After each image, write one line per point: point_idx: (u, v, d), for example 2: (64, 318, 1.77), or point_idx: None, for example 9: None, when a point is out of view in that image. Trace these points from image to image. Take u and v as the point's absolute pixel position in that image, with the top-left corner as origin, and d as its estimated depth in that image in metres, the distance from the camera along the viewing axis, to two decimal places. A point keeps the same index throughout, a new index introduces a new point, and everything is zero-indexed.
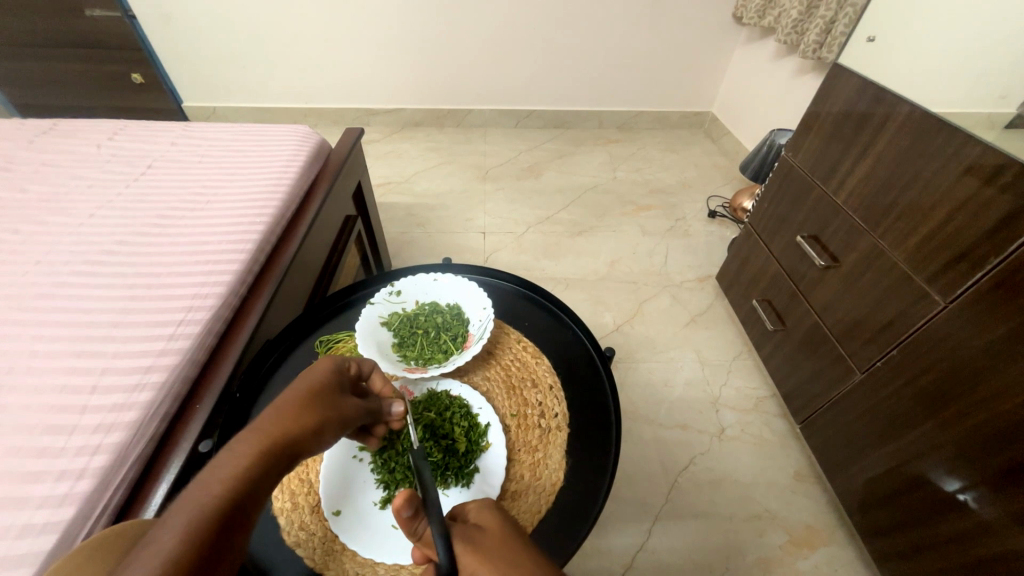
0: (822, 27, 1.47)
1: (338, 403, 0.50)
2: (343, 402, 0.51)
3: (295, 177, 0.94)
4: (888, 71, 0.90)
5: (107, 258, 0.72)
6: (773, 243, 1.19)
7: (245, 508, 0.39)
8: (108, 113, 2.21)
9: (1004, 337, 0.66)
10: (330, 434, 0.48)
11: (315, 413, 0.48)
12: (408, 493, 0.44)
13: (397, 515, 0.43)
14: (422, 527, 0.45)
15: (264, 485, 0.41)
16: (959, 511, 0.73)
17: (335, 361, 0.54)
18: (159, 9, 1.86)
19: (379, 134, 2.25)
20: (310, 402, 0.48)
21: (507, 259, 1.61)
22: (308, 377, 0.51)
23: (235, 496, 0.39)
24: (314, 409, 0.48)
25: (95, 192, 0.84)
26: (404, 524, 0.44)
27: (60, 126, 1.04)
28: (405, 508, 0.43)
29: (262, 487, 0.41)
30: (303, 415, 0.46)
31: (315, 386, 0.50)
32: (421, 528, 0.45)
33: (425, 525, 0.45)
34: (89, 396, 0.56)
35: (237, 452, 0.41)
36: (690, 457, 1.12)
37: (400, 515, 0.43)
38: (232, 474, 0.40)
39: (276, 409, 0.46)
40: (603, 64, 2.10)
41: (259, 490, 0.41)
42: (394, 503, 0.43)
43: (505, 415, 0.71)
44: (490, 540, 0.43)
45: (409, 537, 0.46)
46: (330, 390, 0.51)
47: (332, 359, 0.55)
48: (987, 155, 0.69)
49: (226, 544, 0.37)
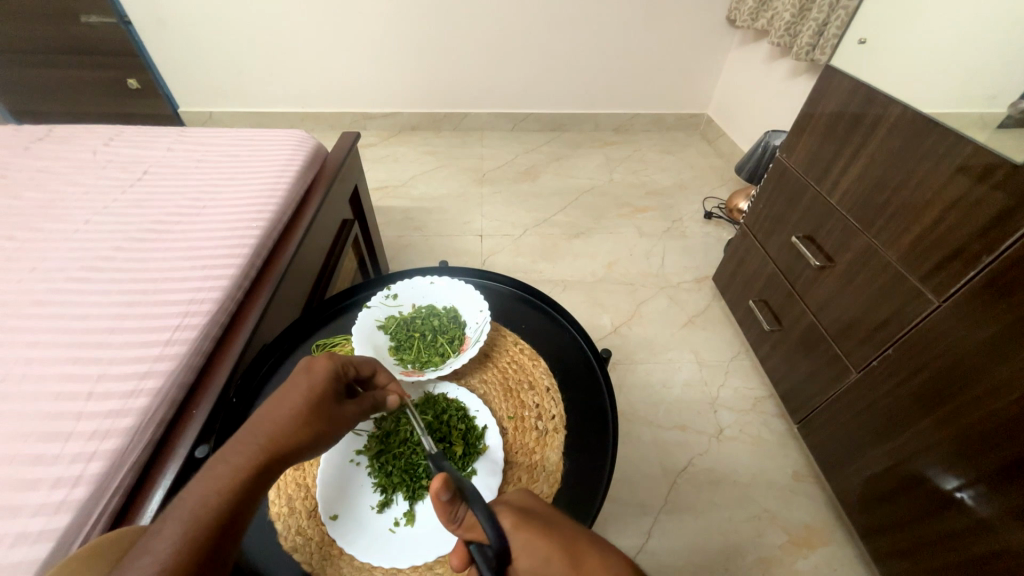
0: (815, 30, 1.48)
1: (336, 413, 0.51)
2: (341, 411, 0.51)
3: (291, 181, 0.95)
4: (879, 72, 0.91)
5: (104, 263, 0.72)
6: (768, 244, 1.20)
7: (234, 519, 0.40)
8: (103, 119, 2.20)
9: (998, 335, 0.66)
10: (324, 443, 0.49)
11: (312, 425, 0.48)
12: (445, 475, 0.43)
13: (436, 500, 0.43)
14: (462, 512, 0.43)
15: (255, 495, 0.42)
16: (957, 509, 0.73)
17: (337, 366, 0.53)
18: (156, 15, 1.87)
19: (376, 138, 2.26)
20: (305, 411, 0.48)
21: (505, 262, 1.61)
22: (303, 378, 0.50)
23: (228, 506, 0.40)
24: (312, 420, 0.48)
25: (92, 197, 0.84)
26: (442, 510, 0.43)
27: (55, 132, 1.04)
28: (442, 491, 0.42)
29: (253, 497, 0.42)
30: (299, 427, 0.47)
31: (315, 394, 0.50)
32: (461, 514, 0.43)
33: (465, 511, 0.43)
34: (85, 402, 0.56)
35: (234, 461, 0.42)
36: (690, 458, 1.12)
37: (438, 499, 0.42)
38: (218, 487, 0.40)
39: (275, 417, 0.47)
40: (598, 67, 2.11)
41: (252, 498, 0.42)
42: (432, 486, 0.43)
43: (502, 418, 0.71)
44: (539, 518, 0.42)
45: (450, 526, 0.44)
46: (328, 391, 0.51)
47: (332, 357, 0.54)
48: (979, 154, 0.69)
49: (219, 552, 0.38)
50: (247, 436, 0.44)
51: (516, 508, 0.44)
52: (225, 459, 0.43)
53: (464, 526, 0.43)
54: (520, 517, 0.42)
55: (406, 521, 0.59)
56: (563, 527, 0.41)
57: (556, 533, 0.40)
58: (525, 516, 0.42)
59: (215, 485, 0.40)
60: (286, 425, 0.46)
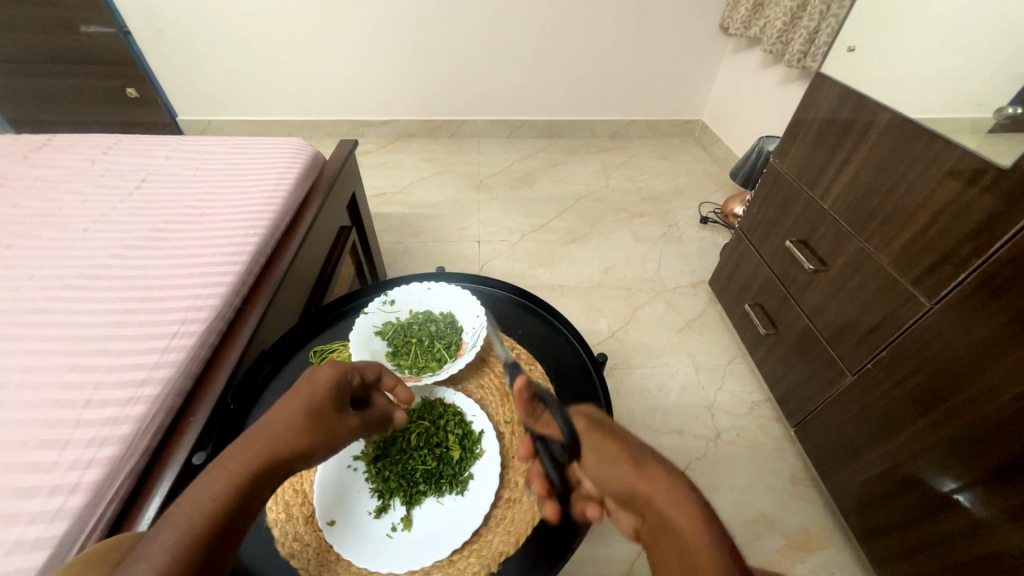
0: (806, 37, 1.51)
1: (338, 422, 0.51)
2: (343, 420, 0.52)
3: (289, 189, 0.95)
4: (868, 78, 0.93)
5: (102, 271, 0.72)
6: (763, 248, 1.21)
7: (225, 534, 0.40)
8: (101, 128, 2.21)
9: (990, 336, 0.67)
10: (323, 452, 0.50)
11: (314, 434, 0.48)
12: (527, 380, 0.55)
13: (519, 398, 0.55)
14: (539, 410, 0.56)
15: (252, 501, 0.43)
16: (954, 509, 0.73)
17: (340, 373, 0.54)
18: (155, 25, 1.89)
19: (374, 146, 2.27)
20: (307, 420, 0.48)
21: (502, 267, 1.62)
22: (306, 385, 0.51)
23: (227, 511, 0.40)
24: (314, 430, 0.48)
25: (91, 205, 0.85)
26: (524, 405, 0.56)
27: (55, 141, 1.05)
28: (523, 391, 0.54)
29: (245, 511, 0.42)
30: (301, 436, 0.47)
31: (317, 403, 0.50)
32: (538, 411, 0.56)
33: (541, 410, 0.56)
34: (82, 410, 0.56)
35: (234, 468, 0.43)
36: (687, 463, 1.12)
37: (520, 396, 0.55)
38: (207, 504, 0.40)
39: (275, 427, 0.47)
40: (594, 74, 2.14)
41: (250, 504, 0.42)
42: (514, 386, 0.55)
43: (499, 422, 0.71)
44: (608, 429, 0.49)
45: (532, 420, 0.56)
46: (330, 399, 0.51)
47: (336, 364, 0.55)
48: (967, 159, 0.71)
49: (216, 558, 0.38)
50: (246, 445, 0.45)
51: (592, 418, 0.51)
52: (225, 464, 0.43)
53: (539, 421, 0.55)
54: (591, 424, 0.50)
55: (404, 526, 0.59)
56: (629, 441, 0.47)
57: (623, 444, 0.46)
58: (599, 426, 0.50)
59: (208, 498, 0.40)
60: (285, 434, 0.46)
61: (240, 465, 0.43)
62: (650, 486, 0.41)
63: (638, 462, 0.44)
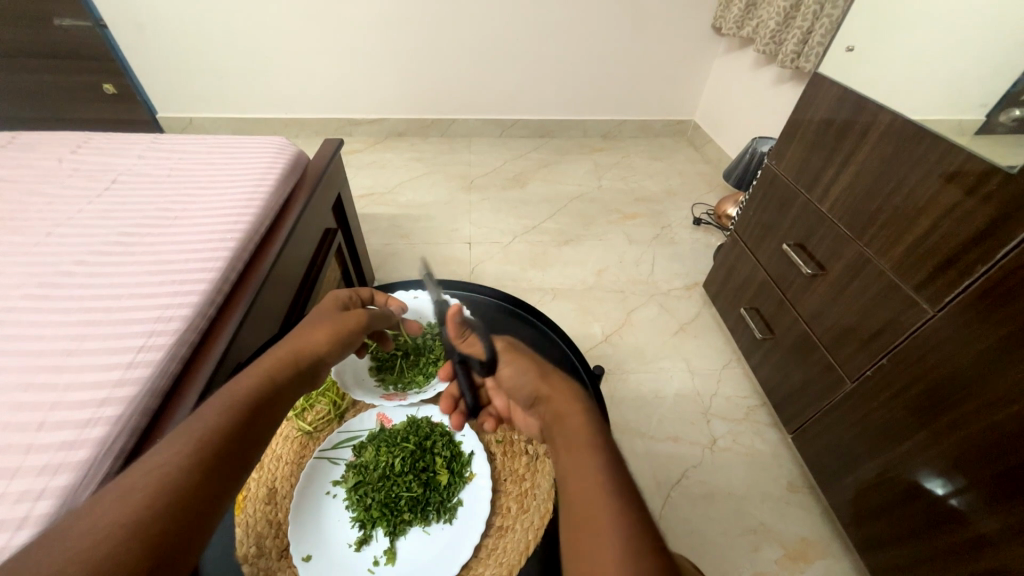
0: (799, 38, 1.49)
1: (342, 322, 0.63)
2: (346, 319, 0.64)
3: (269, 190, 0.90)
4: (867, 79, 0.91)
5: (64, 279, 0.67)
6: (759, 252, 1.19)
7: (234, 452, 0.47)
8: (77, 125, 2.13)
9: (994, 345, 0.65)
10: (339, 346, 0.62)
11: (325, 334, 0.60)
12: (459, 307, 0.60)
13: (451, 321, 0.59)
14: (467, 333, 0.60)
15: (281, 384, 0.55)
16: (956, 521, 0.72)
17: (336, 296, 0.68)
18: (133, 19, 1.82)
19: (362, 145, 2.22)
20: (320, 326, 0.61)
21: (493, 270, 1.59)
22: (304, 328, 0.61)
23: (263, 388, 0.53)
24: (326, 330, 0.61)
25: (55, 208, 0.80)
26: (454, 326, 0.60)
27: (20, 139, 0.99)
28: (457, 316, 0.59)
29: (275, 387, 0.54)
30: (314, 336, 0.60)
31: (323, 316, 0.63)
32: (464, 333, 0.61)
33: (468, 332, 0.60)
34: (36, 433, 0.52)
35: (264, 364, 0.55)
36: (683, 471, 1.10)
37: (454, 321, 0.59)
38: (208, 426, 0.46)
39: (298, 333, 0.60)
40: (586, 74, 2.11)
41: (281, 385, 0.55)
42: (450, 312, 0.59)
43: (491, 441, 0.68)
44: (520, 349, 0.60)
45: (456, 340, 0.61)
46: (326, 330, 0.61)
47: (329, 306, 0.66)
48: (969, 162, 0.69)
49: (256, 419, 0.50)
50: (282, 346, 0.58)
51: (508, 340, 0.61)
52: (263, 360, 0.56)
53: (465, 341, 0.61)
54: (508, 343, 0.60)
55: (387, 560, 0.56)
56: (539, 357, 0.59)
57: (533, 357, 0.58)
58: (514, 345, 0.60)
59: (251, 377, 0.53)
60: (276, 373, 0.55)
61: (234, 397, 0.50)
62: (548, 385, 0.55)
63: (543, 367, 0.56)
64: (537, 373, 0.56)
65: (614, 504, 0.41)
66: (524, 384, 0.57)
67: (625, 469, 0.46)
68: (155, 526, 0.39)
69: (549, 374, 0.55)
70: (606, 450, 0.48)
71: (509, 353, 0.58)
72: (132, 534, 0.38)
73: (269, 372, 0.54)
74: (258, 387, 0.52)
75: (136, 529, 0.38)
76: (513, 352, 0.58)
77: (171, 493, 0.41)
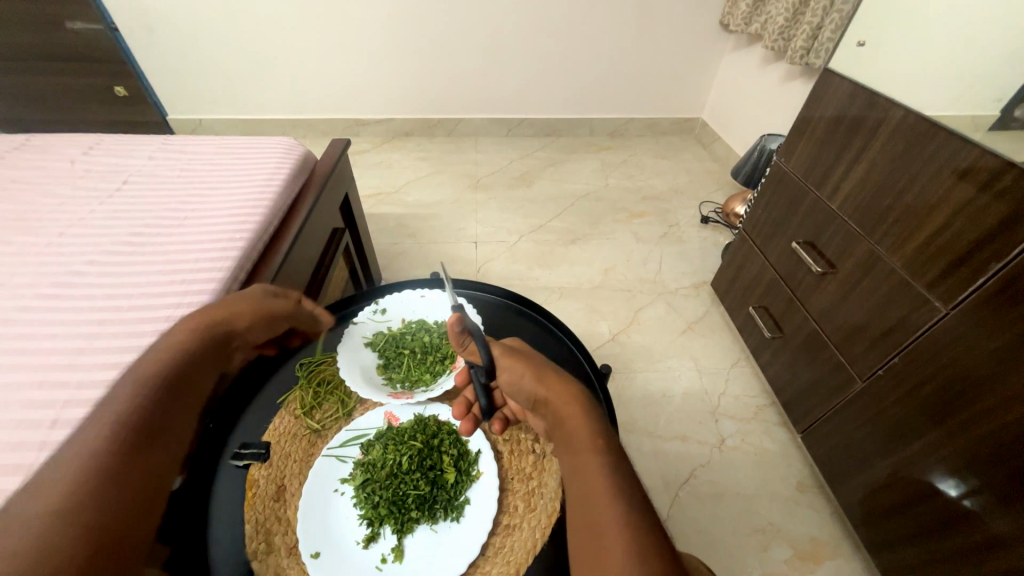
0: (809, 33, 1.47)
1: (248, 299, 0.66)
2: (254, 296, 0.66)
3: (278, 191, 0.91)
4: (878, 74, 0.90)
5: (77, 279, 0.69)
6: (768, 250, 1.18)
7: (142, 431, 0.52)
8: (90, 127, 2.16)
9: (1008, 345, 0.64)
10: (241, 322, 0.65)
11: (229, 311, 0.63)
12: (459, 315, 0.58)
13: (452, 331, 0.58)
14: (468, 342, 0.59)
15: (186, 362, 0.58)
16: (969, 522, 0.71)
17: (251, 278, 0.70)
18: (143, 22, 1.84)
19: (369, 145, 2.23)
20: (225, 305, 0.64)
21: (500, 269, 1.58)
22: (212, 310, 0.63)
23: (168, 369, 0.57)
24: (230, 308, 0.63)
25: (68, 208, 0.81)
26: (455, 337, 0.59)
27: (34, 141, 1.01)
28: (457, 324, 0.57)
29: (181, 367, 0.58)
30: (218, 315, 0.62)
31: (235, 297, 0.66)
32: (467, 343, 0.59)
33: (470, 341, 0.59)
34: (49, 430, 0.53)
35: (168, 347, 0.58)
36: (691, 471, 1.09)
37: (454, 330, 0.58)
38: (115, 416, 0.51)
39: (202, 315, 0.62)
40: (592, 72, 2.10)
41: (187, 365, 0.58)
42: (449, 322, 0.57)
43: (497, 439, 0.68)
44: (520, 353, 0.61)
45: (457, 351, 0.60)
46: (235, 309, 0.64)
47: (245, 289, 0.68)
48: (982, 158, 0.68)
49: (162, 399, 0.55)
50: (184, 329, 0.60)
51: (506, 346, 0.61)
52: (165, 342, 0.59)
53: (469, 350, 0.60)
54: (507, 349, 0.60)
55: (394, 558, 0.56)
56: (537, 360, 0.60)
57: (532, 362, 0.59)
58: (512, 351, 0.60)
59: (156, 361, 0.57)
60: (184, 353, 0.59)
61: (137, 383, 0.54)
62: (547, 390, 0.57)
63: (540, 373, 0.58)
64: (536, 380, 0.57)
65: (618, 506, 0.44)
66: (528, 390, 0.58)
67: (627, 467, 0.49)
68: (82, 505, 0.44)
69: (547, 380, 0.57)
70: (610, 450, 0.50)
71: (509, 361, 0.59)
72: (56, 517, 0.43)
73: (173, 353, 0.58)
74: (163, 369, 0.56)
75: (64, 509, 0.44)
76: (512, 358, 0.59)
77: (91, 475, 0.46)
